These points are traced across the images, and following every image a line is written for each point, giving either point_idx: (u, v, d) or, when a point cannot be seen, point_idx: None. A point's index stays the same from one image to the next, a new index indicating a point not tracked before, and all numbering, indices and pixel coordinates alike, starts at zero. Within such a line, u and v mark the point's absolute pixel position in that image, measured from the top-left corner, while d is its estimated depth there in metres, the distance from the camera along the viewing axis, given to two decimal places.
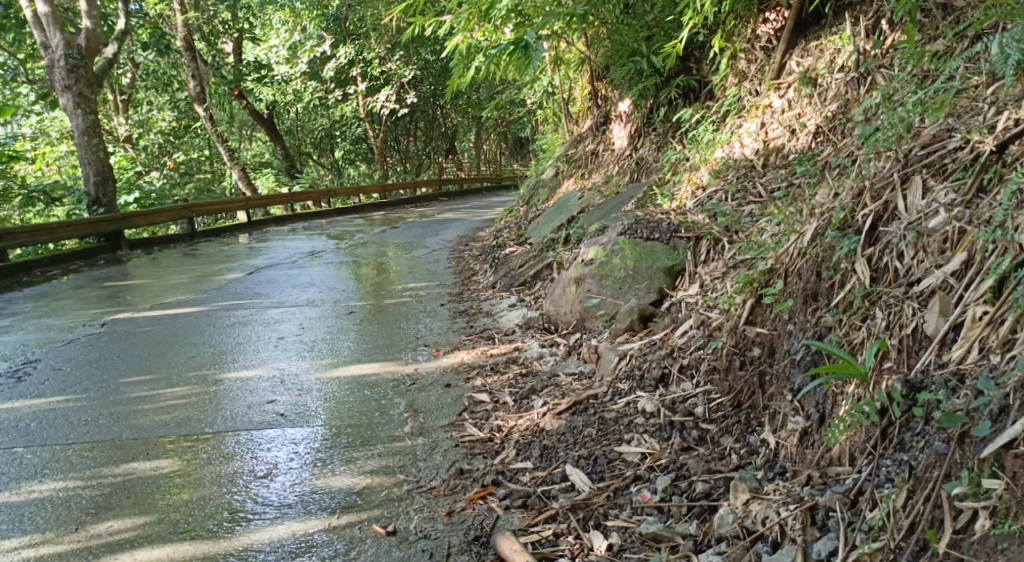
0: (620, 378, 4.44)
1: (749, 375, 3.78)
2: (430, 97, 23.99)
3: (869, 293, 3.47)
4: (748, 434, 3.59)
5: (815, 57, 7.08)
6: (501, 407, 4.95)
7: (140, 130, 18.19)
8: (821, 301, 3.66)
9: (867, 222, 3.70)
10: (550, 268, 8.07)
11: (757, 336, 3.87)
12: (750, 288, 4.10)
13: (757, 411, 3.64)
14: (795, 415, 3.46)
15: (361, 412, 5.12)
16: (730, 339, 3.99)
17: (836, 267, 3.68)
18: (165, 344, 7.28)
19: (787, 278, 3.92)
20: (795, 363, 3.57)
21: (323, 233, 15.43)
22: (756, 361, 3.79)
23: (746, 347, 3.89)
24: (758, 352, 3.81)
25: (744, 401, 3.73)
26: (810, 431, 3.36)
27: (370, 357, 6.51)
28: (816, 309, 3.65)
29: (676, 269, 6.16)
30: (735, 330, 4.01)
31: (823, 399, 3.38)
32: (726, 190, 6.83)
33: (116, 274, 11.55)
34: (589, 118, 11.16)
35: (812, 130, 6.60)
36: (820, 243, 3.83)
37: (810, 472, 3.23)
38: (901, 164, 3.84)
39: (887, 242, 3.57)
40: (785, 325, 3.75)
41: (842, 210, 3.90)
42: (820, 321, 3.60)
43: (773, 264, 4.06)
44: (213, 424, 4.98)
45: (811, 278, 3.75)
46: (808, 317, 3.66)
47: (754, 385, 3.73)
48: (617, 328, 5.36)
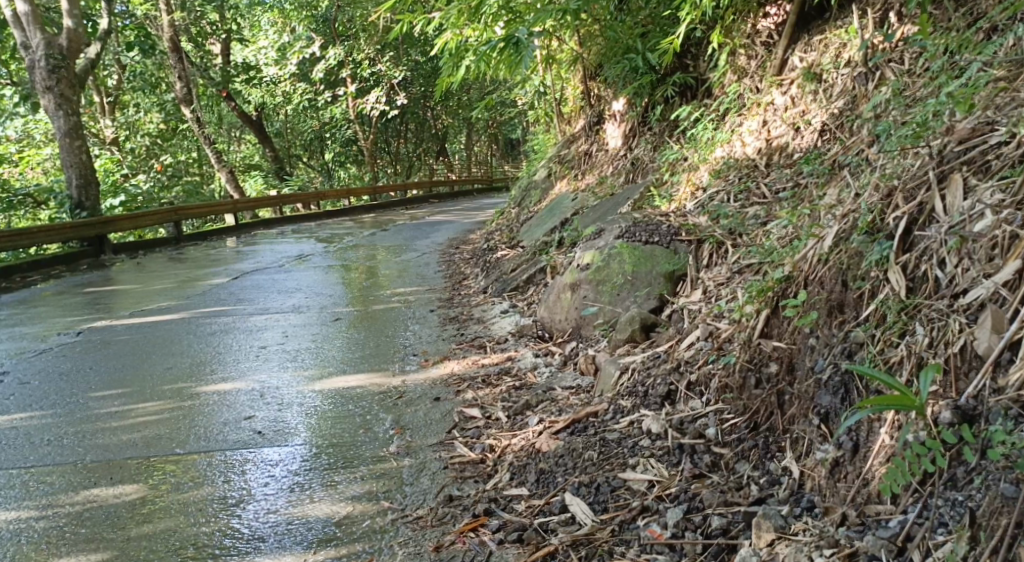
0: (621, 394, 4.11)
1: (767, 395, 3.45)
2: (421, 98, 23.66)
3: (906, 306, 3.16)
4: (767, 461, 3.27)
5: (819, 52, 6.77)
6: (493, 424, 4.62)
7: (126, 133, 17.80)
8: (848, 314, 3.35)
9: (900, 225, 3.37)
10: (544, 273, 7.75)
11: (773, 350, 3.55)
12: (765, 297, 3.78)
13: (777, 436, 3.32)
14: (823, 443, 3.14)
15: (345, 430, 4.77)
16: (743, 353, 3.66)
17: (866, 275, 3.36)
18: (141, 354, 6.90)
19: (808, 287, 3.59)
20: (821, 383, 3.25)
21: (312, 236, 15.07)
22: (774, 379, 3.47)
23: (762, 363, 3.56)
24: (776, 368, 3.49)
25: (761, 424, 3.42)
26: (841, 461, 3.04)
27: (356, 368, 6.16)
28: (843, 323, 3.34)
29: (677, 274, 5.85)
30: (748, 343, 3.69)
31: (856, 425, 3.06)
32: (728, 191, 6.52)
33: (97, 279, 11.17)
34: (582, 118, 10.84)
35: (817, 127, 6.30)
36: (846, 249, 3.51)
37: (844, 510, 2.92)
38: (937, 161, 3.50)
39: (925, 248, 3.25)
40: (806, 340, 3.43)
41: (870, 212, 3.58)
42: (849, 336, 3.28)
43: (792, 271, 3.74)
44: (185, 443, 4.62)
45: (836, 288, 3.44)
46: (835, 332, 3.34)
47: (772, 407, 3.41)
48: (617, 339, 5.03)
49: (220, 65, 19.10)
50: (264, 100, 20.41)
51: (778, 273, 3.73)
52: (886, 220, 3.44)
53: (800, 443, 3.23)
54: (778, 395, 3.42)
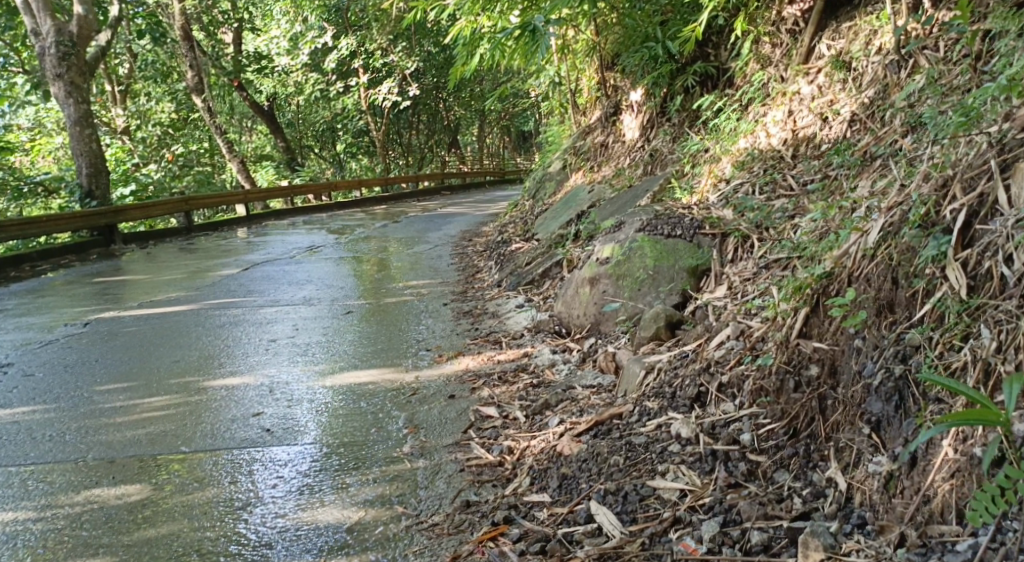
0: (647, 395, 3.90)
1: (807, 399, 3.26)
2: (433, 89, 23.44)
3: (969, 307, 2.94)
4: (809, 471, 3.07)
5: (848, 40, 6.54)
6: (511, 424, 4.43)
7: (137, 121, 17.79)
8: (900, 315, 3.13)
9: (960, 219, 3.12)
10: (560, 266, 7.54)
11: (814, 352, 3.34)
12: (803, 295, 3.56)
13: (818, 444, 3.13)
14: (876, 455, 2.94)
15: (357, 429, 4.58)
16: (780, 354, 3.46)
17: (919, 273, 3.14)
18: (148, 346, 6.73)
19: (852, 283, 3.37)
20: (870, 389, 3.05)
21: (323, 228, 14.89)
22: (815, 383, 3.27)
23: (802, 365, 3.35)
24: (816, 371, 3.29)
25: (803, 431, 3.22)
26: (896, 474, 2.84)
27: (368, 363, 5.97)
28: (895, 325, 3.13)
29: (700, 269, 5.65)
30: (785, 344, 3.48)
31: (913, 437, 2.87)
32: (753, 183, 6.29)
33: (107, 269, 11.01)
34: (598, 109, 10.60)
35: (846, 117, 6.07)
36: (896, 243, 3.28)
37: (904, 529, 2.72)
38: (997, 146, 3.22)
39: (988, 243, 3.00)
40: (851, 341, 3.23)
41: (919, 204, 3.35)
42: (902, 339, 3.07)
43: (833, 267, 3.52)
44: (191, 441, 4.45)
45: (885, 286, 3.22)
46: (886, 334, 3.13)
47: (814, 413, 3.21)
48: (641, 337, 4.81)
49: (232, 55, 18.92)
50: (276, 90, 20.23)
51: (819, 269, 3.51)
52: (942, 212, 3.21)
53: (847, 453, 3.03)
54: (821, 400, 3.22)
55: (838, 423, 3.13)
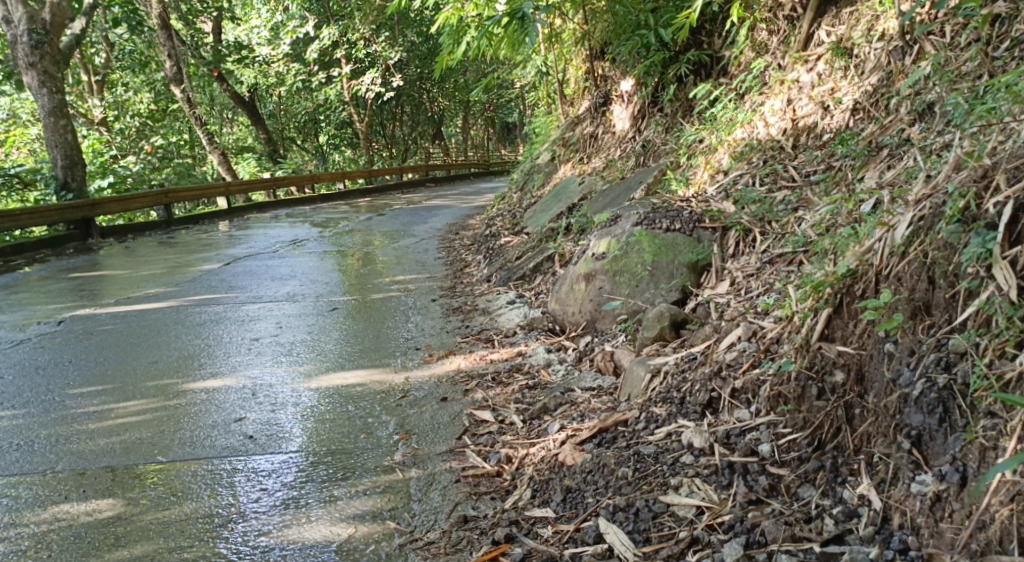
0: (654, 401, 3.68)
1: (832, 407, 3.07)
2: (417, 79, 23.08)
3: (1022, 311, 2.73)
4: (838, 487, 2.90)
5: (849, 26, 6.31)
6: (508, 429, 4.20)
7: (115, 112, 16.99)
8: (938, 318, 2.93)
9: (1006, 213, 2.87)
10: (551, 261, 7.31)
11: (838, 356, 3.14)
12: (823, 293, 3.35)
13: (846, 457, 2.96)
14: (918, 473, 2.76)
15: (345, 436, 4.32)
16: (801, 358, 3.25)
17: (959, 273, 2.92)
18: (125, 346, 6.44)
19: (881, 283, 3.15)
20: (908, 399, 2.86)
21: (306, 221, 14.58)
22: (840, 390, 3.08)
23: (826, 371, 3.15)
24: (842, 377, 3.09)
25: (830, 442, 3.03)
26: (943, 496, 2.66)
27: (355, 364, 5.71)
28: (934, 329, 2.93)
29: (700, 264, 5.43)
30: (806, 346, 3.27)
31: (960, 453, 2.69)
32: (753, 174, 6.07)
33: (84, 264, 10.68)
34: (586, 99, 10.34)
35: (848, 106, 5.87)
36: (928, 239, 3.06)
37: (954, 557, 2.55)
38: None
39: None
40: (881, 346, 3.03)
41: (952, 195, 3.11)
42: (943, 345, 2.87)
43: (856, 264, 3.29)
44: (168, 449, 4.18)
45: (920, 286, 3.00)
46: (923, 338, 2.93)
47: (842, 423, 3.02)
48: (644, 337, 4.56)
49: (212, 44, 18.50)
50: (257, 81, 19.84)
51: (842, 266, 3.29)
52: (983, 206, 2.96)
53: (882, 468, 2.85)
54: (850, 410, 3.03)
55: (870, 435, 2.94)
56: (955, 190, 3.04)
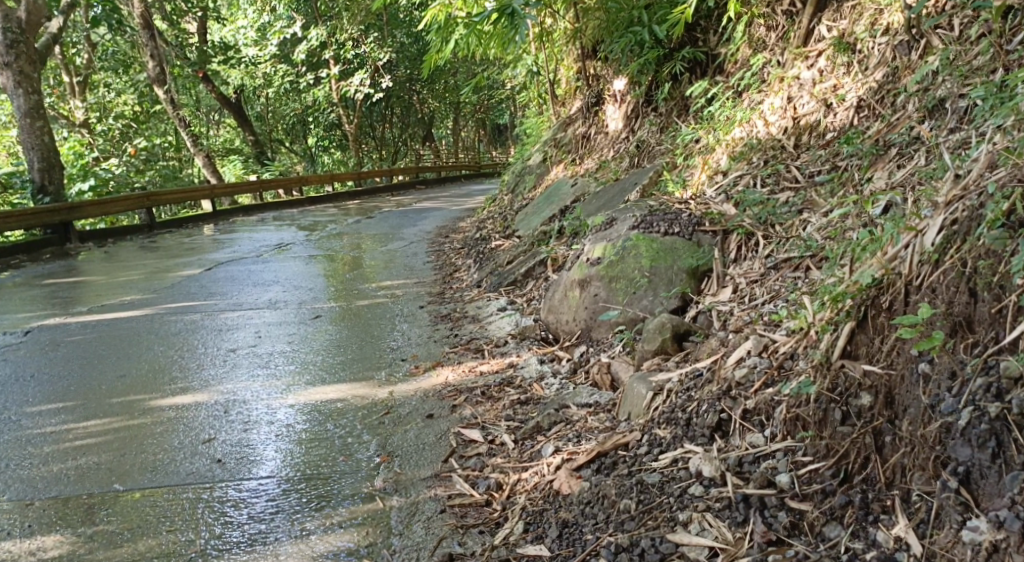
0: (656, 422, 3.39)
1: (858, 435, 2.80)
2: (407, 81, 22.76)
3: None
4: (871, 528, 2.63)
5: (851, 20, 6.01)
6: (498, 451, 3.92)
7: (97, 113, 16.56)
8: (982, 335, 2.66)
9: None
10: (544, 266, 7.01)
11: (864, 377, 2.87)
12: (844, 306, 3.07)
13: (880, 492, 2.69)
14: (968, 517, 2.49)
15: (322, 459, 4.01)
16: (821, 379, 2.97)
17: (1006, 284, 2.66)
18: (92, 358, 6.11)
19: (912, 294, 2.88)
20: (953, 429, 2.59)
21: (292, 224, 14.22)
22: (869, 415, 2.81)
23: (850, 393, 2.88)
24: (870, 400, 2.82)
25: (857, 475, 2.76)
26: (1002, 547, 2.38)
27: (336, 377, 5.39)
28: (977, 347, 2.66)
29: (700, 270, 5.13)
30: (825, 365, 3.00)
31: (1019, 496, 2.43)
32: (754, 175, 5.77)
33: (61, 269, 10.32)
34: (579, 99, 10.05)
35: (852, 103, 5.57)
36: (966, 246, 2.79)
37: None
38: None
39: None
40: (916, 366, 2.75)
41: (992, 196, 2.84)
42: (992, 367, 2.60)
43: (881, 274, 3.01)
44: (126, 475, 3.88)
45: (961, 298, 2.74)
46: (965, 359, 2.66)
47: (871, 452, 2.76)
48: (645, 350, 4.24)
49: (197, 44, 18.11)
50: (243, 82, 19.45)
51: (866, 276, 3.02)
52: None
53: (923, 508, 2.58)
54: (880, 437, 2.76)
55: (906, 467, 2.67)
56: (997, 192, 2.78)
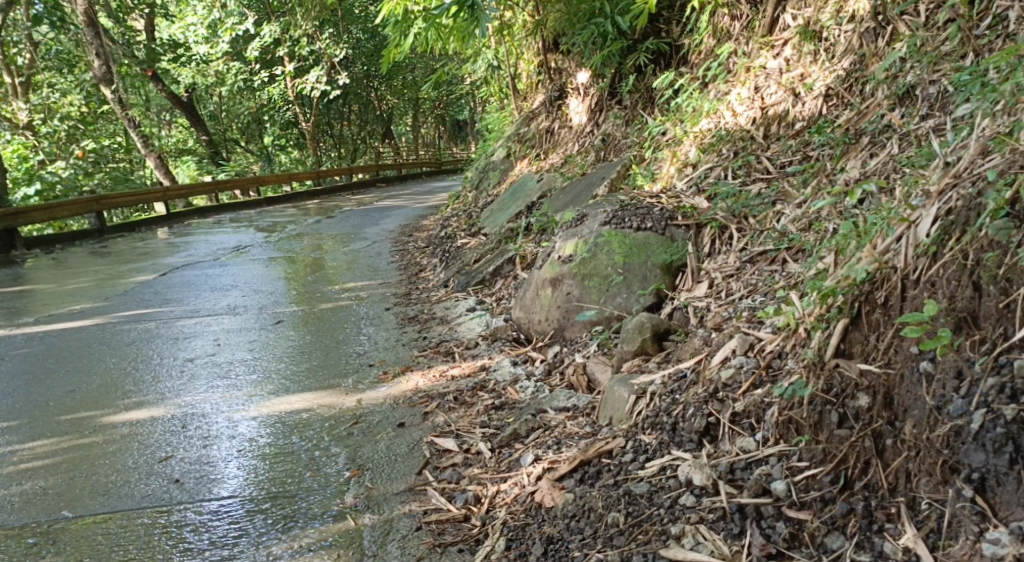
0: (640, 427, 3.31)
1: (857, 438, 2.75)
2: (365, 78, 22.44)
3: None
4: (879, 540, 2.58)
5: (816, 8, 5.91)
6: (474, 460, 3.79)
7: (43, 115, 15.99)
8: (990, 331, 2.60)
9: None
10: (512, 264, 6.85)
11: (860, 377, 2.82)
12: (836, 302, 2.99)
13: (886, 501, 2.63)
14: (986, 529, 2.44)
15: (286, 475, 3.90)
16: (814, 381, 2.92)
17: (1013, 278, 2.59)
18: (40, 372, 5.84)
19: (911, 288, 2.81)
20: (965, 433, 2.53)
21: (251, 226, 13.90)
22: (868, 417, 2.76)
23: (847, 394, 2.83)
24: (869, 402, 2.77)
25: (858, 480, 2.70)
26: None
27: (301, 386, 5.18)
28: (986, 344, 2.59)
29: (674, 265, 5.00)
30: (819, 365, 2.94)
31: None
32: (725, 167, 5.64)
33: (8, 278, 9.95)
34: (541, 93, 9.89)
35: (820, 92, 5.45)
36: (967, 239, 2.73)
37: None
38: None
39: None
40: (917, 366, 2.70)
41: (991, 185, 2.78)
42: (1002, 366, 2.54)
43: (874, 269, 2.94)
44: (75, 500, 3.80)
45: (964, 293, 2.67)
46: (974, 358, 2.59)
47: (872, 456, 2.71)
48: (624, 351, 4.10)
49: (146, 43, 17.65)
50: (195, 81, 19.02)
51: (860, 270, 2.95)
52: None
53: (933, 518, 2.53)
54: (880, 441, 2.71)
55: (911, 472, 2.61)
56: (998, 180, 2.72)
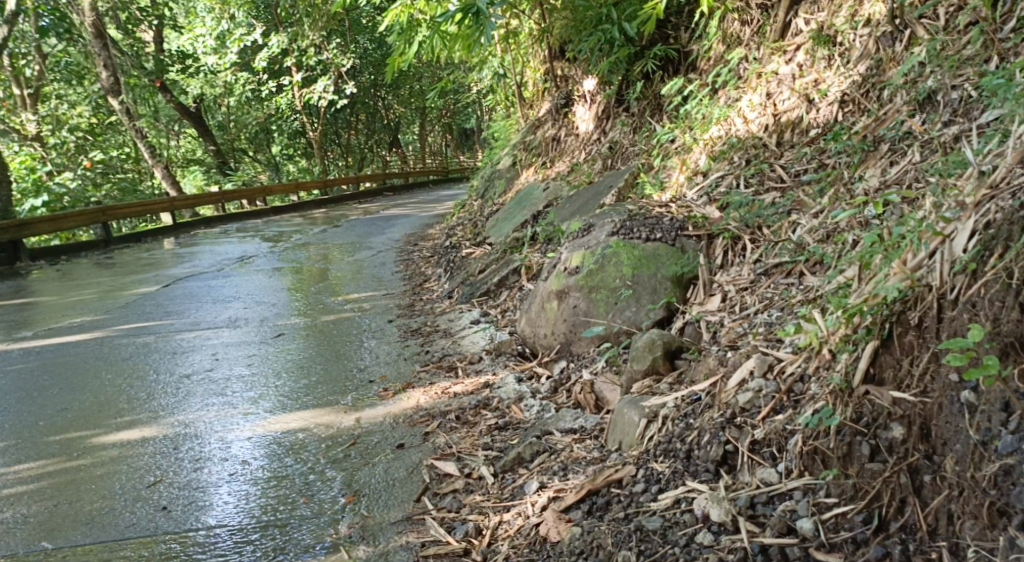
0: (653, 454, 3.15)
1: (891, 473, 2.61)
2: (371, 86, 22.28)
3: None
4: None
5: (831, 12, 5.70)
6: (476, 485, 3.62)
7: (51, 126, 15.78)
8: None
9: None
10: (518, 275, 6.66)
11: (894, 406, 2.68)
12: (867, 324, 2.85)
13: (926, 543, 2.49)
14: None
15: (278, 503, 3.74)
16: (844, 409, 2.77)
17: None
18: (34, 389, 5.67)
19: (949, 310, 2.66)
20: (1014, 471, 2.38)
21: (256, 235, 13.73)
22: (903, 450, 2.62)
23: (879, 425, 2.69)
24: (904, 433, 2.63)
25: (894, 521, 2.56)
26: None
27: (300, 403, 4.98)
28: None
29: (685, 278, 4.80)
30: (849, 392, 2.79)
31: None
32: (737, 175, 5.43)
33: (11, 291, 9.78)
34: (548, 101, 9.69)
35: (835, 98, 5.24)
36: (1010, 255, 2.57)
37: None
38: None
39: None
40: (957, 395, 2.55)
41: None
42: None
43: (909, 287, 2.79)
44: (56, 531, 3.68)
45: (1009, 316, 2.51)
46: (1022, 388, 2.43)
47: (909, 494, 2.56)
48: (634, 370, 3.90)
49: (153, 53, 17.53)
50: (202, 92, 18.89)
51: (891, 289, 2.80)
52: None
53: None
54: (917, 477, 2.57)
55: (953, 514, 2.46)
56: None
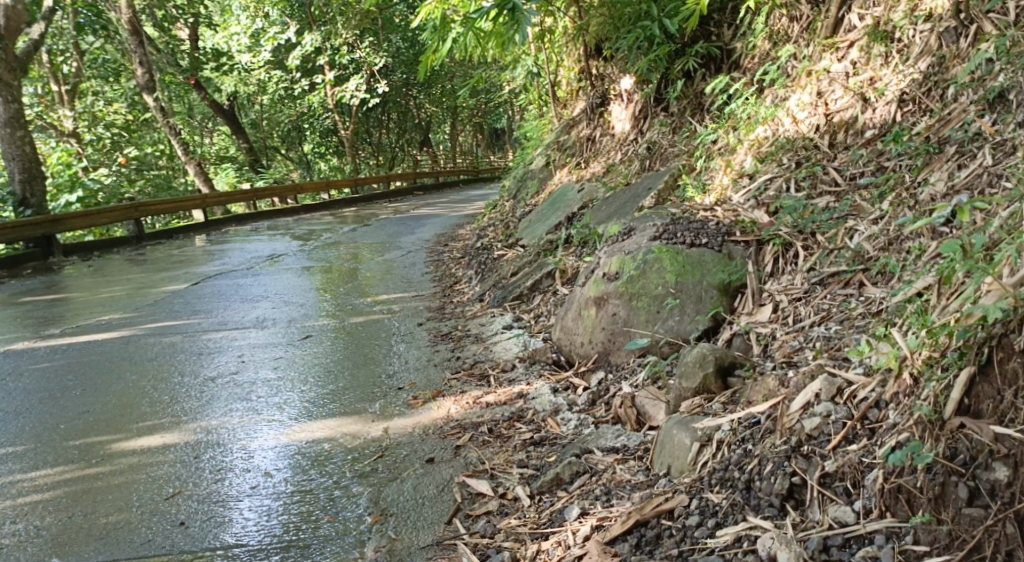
0: (708, 483, 2.91)
1: (995, 520, 2.36)
2: (403, 85, 22.08)
3: None
4: None
5: (887, 7, 5.38)
6: (512, 508, 3.38)
7: (87, 122, 15.64)
8: None
9: None
10: (552, 279, 6.39)
11: (998, 444, 2.43)
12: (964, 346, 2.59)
13: None
14: None
15: (300, 520, 3.52)
16: (936, 445, 2.52)
17: None
18: (56, 390, 5.49)
19: None
20: None
21: (287, 234, 13.57)
22: (1009, 494, 2.37)
23: (978, 464, 2.44)
24: (1010, 476, 2.38)
25: None
26: None
27: (326, 411, 4.74)
28: None
29: (732, 286, 4.51)
30: (942, 425, 2.54)
31: None
32: (786, 177, 5.11)
33: (42, 287, 9.64)
34: (583, 100, 9.38)
35: (893, 97, 4.92)
36: None
37: None
38: None
39: None
40: None
41: None
42: None
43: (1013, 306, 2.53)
44: (68, 546, 3.48)
45: None
46: None
47: (1015, 546, 2.32)
48: (683, 387, 3.63)
49: (188, 51, 17.44)
50: (236, 89, 18.77)
51: (992, 308, 2.53)
52: None
53: None
54: None
55: None
56: None
